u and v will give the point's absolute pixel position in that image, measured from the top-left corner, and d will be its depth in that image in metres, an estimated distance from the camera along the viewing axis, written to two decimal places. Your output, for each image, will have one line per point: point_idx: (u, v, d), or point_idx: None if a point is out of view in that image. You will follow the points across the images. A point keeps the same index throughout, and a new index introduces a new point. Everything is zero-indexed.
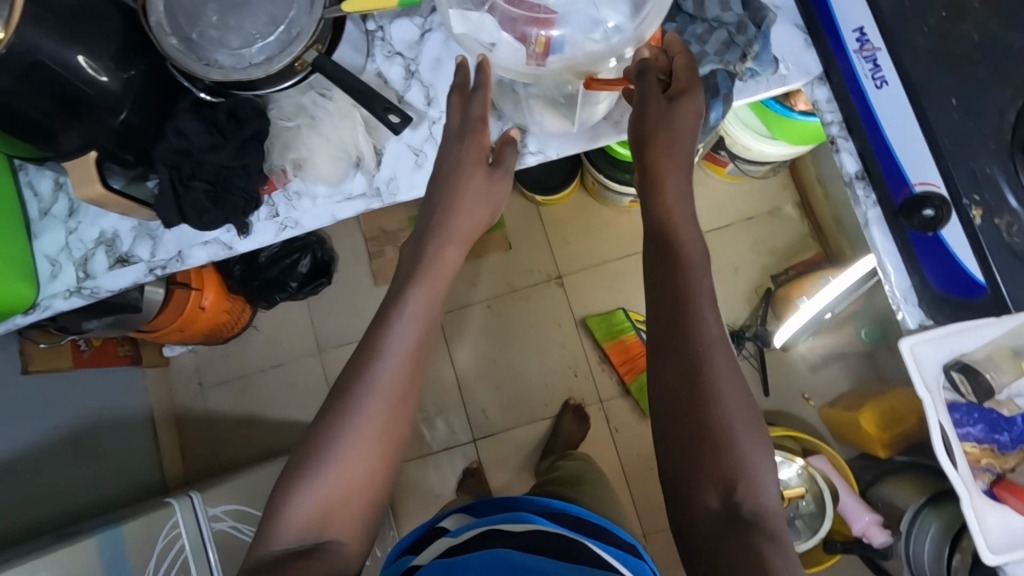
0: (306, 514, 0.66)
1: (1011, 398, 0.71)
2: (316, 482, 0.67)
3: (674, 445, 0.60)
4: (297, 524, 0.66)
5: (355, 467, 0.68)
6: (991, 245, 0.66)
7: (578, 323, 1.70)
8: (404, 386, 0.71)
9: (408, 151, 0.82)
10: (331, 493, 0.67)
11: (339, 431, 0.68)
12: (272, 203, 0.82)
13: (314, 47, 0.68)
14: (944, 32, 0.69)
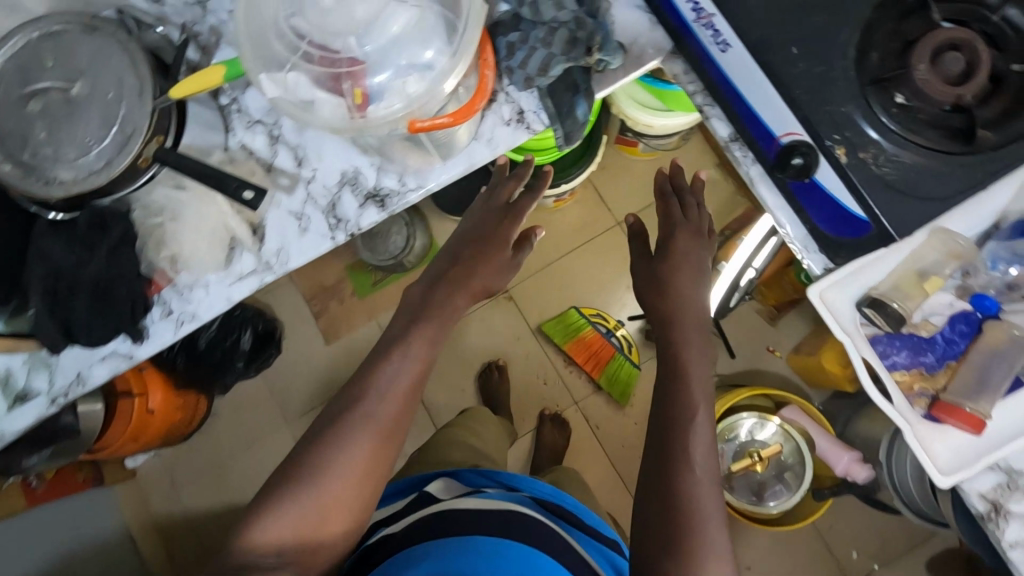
0: (280, 542, 0.64)
1: (927, 318, 0.72)
2: (289, 514, 0.65)
3: (647, 548, 0.67)
4: (278, 543, 0.64)
5: (330, 493, 0.66)
6: (865, 181, 0.66)
7: (535, 331, 1.69)
8: (402, 414, 0.70)
9: (290, 217, 0.80)
10: (303, 520, 0.65)
11: (324, 480, 0.66)
12: (164, 302, 0.79)
13: (155, 140, 0.67)
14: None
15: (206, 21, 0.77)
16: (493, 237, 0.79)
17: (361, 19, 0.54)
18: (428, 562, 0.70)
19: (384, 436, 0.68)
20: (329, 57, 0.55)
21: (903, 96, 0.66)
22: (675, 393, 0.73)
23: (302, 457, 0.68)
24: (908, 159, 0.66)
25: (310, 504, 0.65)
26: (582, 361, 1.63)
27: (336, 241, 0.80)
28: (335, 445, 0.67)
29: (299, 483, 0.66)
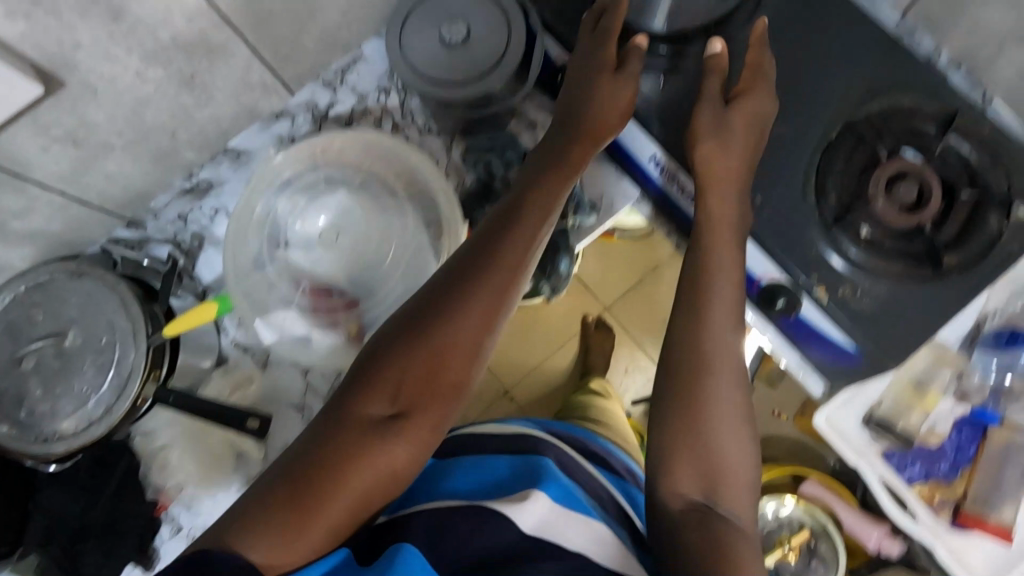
0: (393, 387, 0.52)
1: (932, 427, 0.73)
2: (404, 354, 0.53)
3: (674, 426, 0.58)
4: (390, 400, 0.52)
5: (452, 337, 0.53)
6: (846, 317, 0.67)
7: None
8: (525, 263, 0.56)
9: (293, 410, 0.80)
10: (419, 366, 0.53)
11: (449, 328, 0.53)
12: (172, 517, 0.75)
13: (153, 375, 0.66)
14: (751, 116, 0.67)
15: (189, 229, 0.77)
16: (597, 65, 0.65)
17: (351, 251, 0.64)
18: (449, 477, 0.60)
19: (514, 281, 0.55)
20: (320, 299, 0.63)
21: (867, 227, 0.69)
22: (704, 247, 0.64)
23: (419, 306, 0.55)
24: (882, 291, 0.67)
25: (421, 351, 0.53)
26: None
27: None
28: (449, 291, 0.54)
29: (420, 333, 0.53)
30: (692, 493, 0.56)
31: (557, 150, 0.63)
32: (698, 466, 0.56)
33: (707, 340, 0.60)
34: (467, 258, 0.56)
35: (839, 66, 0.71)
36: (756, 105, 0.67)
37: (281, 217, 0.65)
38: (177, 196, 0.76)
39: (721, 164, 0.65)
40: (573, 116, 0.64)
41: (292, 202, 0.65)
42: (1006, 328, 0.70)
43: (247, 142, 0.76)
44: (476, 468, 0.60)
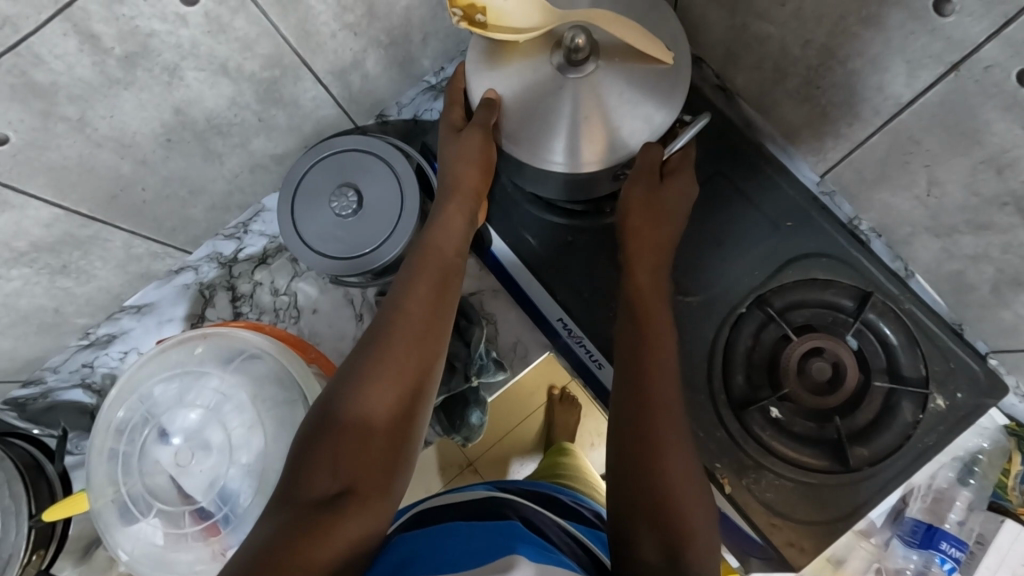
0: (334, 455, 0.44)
1: None
2: (349, 411, 0.46)
3: (638, 492, 0.49)
4: (333, 465, 0.44)
5: (378, 382, 0.48)
6: (750, 510, 0.64)
7: None
8: (440, 286, 0.56)
9: None
10: (357, 421, 0.46)
11: (380, 374, 0.49)
12: None
13: (36, 556, 0.66)
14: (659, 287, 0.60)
15: (96, 372, 0.75)
16: (473, 139, 0.59)
17: (225, 446, 0.57)
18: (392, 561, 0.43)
19: (430, 307, 0.54)
20: (197, 510, 0.56)
21: (778, 410, 0.65)
22: (640, 338, 0.56)
23: (347, 370, 0.50)
24: (788, 481, 0.64)
25: (359, 402, 0.47)
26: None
27: None
28: (375, 339, 0.51)
29: (354, 380, 0.48)
30: (654, 558, 0.45)
31: (451, 203, 0.61)
32: (661, 524, 0.47)
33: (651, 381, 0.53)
34: (383, 314, 0.54)
35: (750, 235, 0.68)
36: (680, 189, 0.62)
37: (154, 411, 0.59)
38: (76, 351, 0.74)
39: (649, 222, 0.61)
40: (472, 152, 0.60)
41: (168, 390, 0.59)
42: (924, 522, 0.67)
43: (147, 296, 0.75)
44: (426, 548, 0.44)
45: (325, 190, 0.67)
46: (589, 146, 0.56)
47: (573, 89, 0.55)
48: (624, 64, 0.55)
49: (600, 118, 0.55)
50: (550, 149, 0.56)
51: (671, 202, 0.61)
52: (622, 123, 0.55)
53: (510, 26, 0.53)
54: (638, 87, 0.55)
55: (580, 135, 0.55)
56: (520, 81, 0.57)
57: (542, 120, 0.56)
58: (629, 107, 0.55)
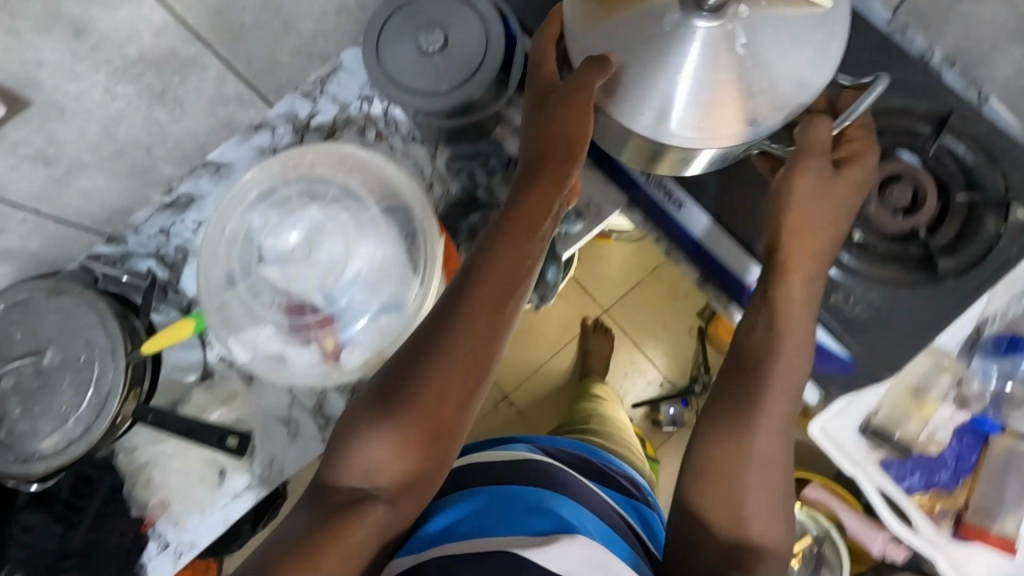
0: (371, 462, 0.48)
1: (932, 435, 0.71)
2: (386, 429, 0.48)
3: (705, 484, 0.54)
4: (367, 473, 0.48)
5: (424, 390, 0.49)
6: (840, 324, 0.65)
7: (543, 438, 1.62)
8: (500, 294, 0.51)
9: (277, 425, 0.78)
10: (398, 436, 0.48)
11: (444, 368, 0.49)
12: (158, 534, 0.76)
13: (133, 395, 0.66)
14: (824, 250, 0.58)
15: (172, 245, 0.75)
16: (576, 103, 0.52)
17: (333, 261, 0.58)
18: (452, 510, 0.57)
19: (490, 318, 0.51)
20: (310, 317, 0.57)
21: (859, 231, 0.67)
22: (772, 339, 0.56)
23: (396, 370, 0.50)
24: (875, 297, 0.65)
25: (406, 408, 0.48)
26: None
27: (327, 439, 0.79)
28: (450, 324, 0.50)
29: (393, 392, 0.49)
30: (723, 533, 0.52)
31: (529, 181, 0.55)
32: (708, 482, 0.53)
33: (755, 406, 0.54)
34: (444, 311, 0.51)
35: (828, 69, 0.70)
36: (852, 173, 0.59)
37: (260, 227, 0.60)
38: (158, 210, 0.74)
39: (801, 232, 0.58)
40: (566, 105, 0.53)
41: (274, 206, 0.60)
42: (1006, 334, 0.69)
43: (226, 155, 0.75)
44: (479, 499, 0.58)
45: (411, 29, 0.68)
46: (715, 112, 0.51)
47: (715, 64, 0.49)
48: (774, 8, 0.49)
49: (740, 77, 0.50)
50: (676, 126, 0.52)
51: (845, 181, 0.58)
52: (763, 87, 0.50)
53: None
54: (787, 21, 0.50)
55: (713, 111, 0.51)
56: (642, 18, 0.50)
57: (666, 89, 0.50)
58: (774, 67, 0.50)
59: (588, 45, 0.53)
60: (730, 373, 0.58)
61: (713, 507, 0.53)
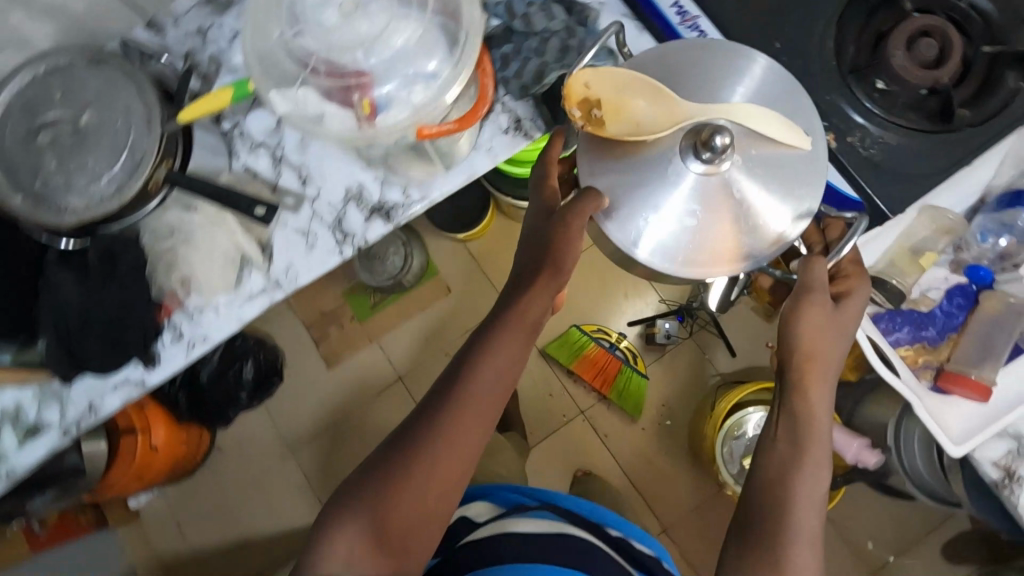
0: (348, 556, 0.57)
1: (925, 293, 0.78)
2: (360, 528, 0.58)
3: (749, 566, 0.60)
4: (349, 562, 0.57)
5: (402, 505, 0.59)
6: (854, 163, 0.71)
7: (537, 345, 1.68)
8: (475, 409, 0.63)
9: (297, 235, 0.81)
10: (376, 526, 0.58)
11: (440, 430, 0.61)
12: (175, 326, 0.80)
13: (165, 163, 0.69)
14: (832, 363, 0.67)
15: (206, 48, 0.76)
16: (573, 219, 0.65)
17: (372, 29, 0.58)
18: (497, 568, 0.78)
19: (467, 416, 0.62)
20: (351, 77, 0.59)
21: (882, 81, 0.72)
22: (799, 459, 0.63)
23: (370, 469, 0.61)
24: (892, 140, 0.71)
25: (385, 503, 0.59)
26: (591, 380, 1.62)
27: (344, 254, 0.81)
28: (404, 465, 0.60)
29: (370, 497, 0.59)
30: None
31: (523, 275, 0.67)
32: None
33: (787, 512, 0.61)
34: (423, 434, 0.61)
35: None
36: (818, 313, 0.66)
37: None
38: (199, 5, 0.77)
39: (819, 410, 0.65)
40: (555, 229, 0.66)
41: None
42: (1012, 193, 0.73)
43: None
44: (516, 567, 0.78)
45: None
46: (721, 250, 0.67)
47: (711, 199, 0.66)
48: (764, 170, 0.67)
49: (737, 210, 0.66)
50: (672, 252, 0.67)
51: (846, 317, 0.68)
52: (755, 220, 0.67)
53: (626, 123, 0.66)
54: (784, 176, 0.67)
55: (717, 240, 0.67)
56: (646, 175, 0.67)
57: (670, 227, 0.66)
58: (765, 206, 0.67)
59: (593, 177, 0.68)
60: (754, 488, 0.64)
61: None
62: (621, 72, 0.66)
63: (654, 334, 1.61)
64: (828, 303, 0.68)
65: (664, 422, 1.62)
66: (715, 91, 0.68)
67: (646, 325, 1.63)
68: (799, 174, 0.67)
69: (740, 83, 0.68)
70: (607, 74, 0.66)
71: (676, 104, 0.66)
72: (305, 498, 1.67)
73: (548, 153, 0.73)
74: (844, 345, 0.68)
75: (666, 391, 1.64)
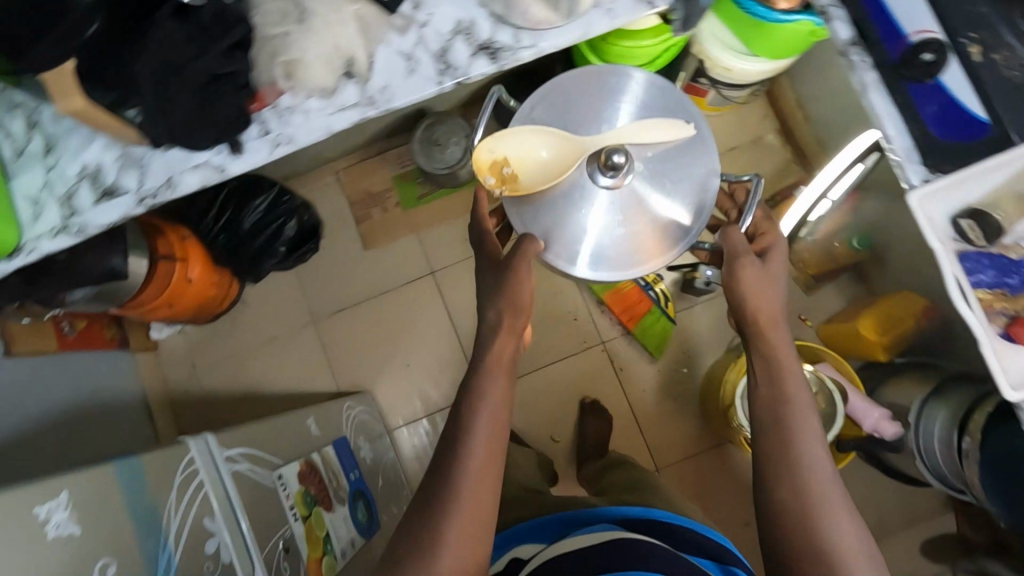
0: (460, 550, 0.73)
1: (1015, 243, 0.80)
2: (457, 510, 0.74)
3: (783, 526, 0.77)
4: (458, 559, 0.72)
5: (465, 473, 0.77)
6: (997, 77, 0.76)
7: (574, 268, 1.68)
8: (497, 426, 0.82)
9: (399, 57, 0.80)
10: (461, 507, 0.75)
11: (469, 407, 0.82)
12: (263, 120, 0.80)
13: None
14: (773, 316, 0.90)
15: None
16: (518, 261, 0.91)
17: None
18: None
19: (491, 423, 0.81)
20: None
21: None
22: (783, 453, 0.80)
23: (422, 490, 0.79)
24: None
25: (455, 501, 0.75)
26: (620, 313, 1.62)
27: (442, 85, 0.80)
28: (465, 407, 0.82)
29: (436, 489, 0.76)
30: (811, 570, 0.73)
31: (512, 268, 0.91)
32: (808, 533, 0.75)
33: (795, 503, 0.77)
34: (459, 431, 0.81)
35: None
36: (749, 269, 0.91)
37: None
38: None
39: (787, 400, 0.83)
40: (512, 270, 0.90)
41: None
42: None
43: None
44: None
45: None
46: (648, 244, 1.07)
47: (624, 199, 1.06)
48: (648, 171, 1.07)
49: (637, 206, 1.07)
50: (623, 257, 1.07)
51: (774, 274, 0.93)
52: (654, 215, 1.09)
53: (533, 173, 1.06)
54: (666, 172, 1.09)
55: (644, 238, 1.08)
56: (569, 200, 1.06)
57: (603, 232, 1.07)
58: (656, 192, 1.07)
59: (527, 218, 1.07)
60: (776, 494, 0.78)
61: (795, 536, 0.75)
62: (517, 136, 1.05)
63: (693, 279, 1.57)
64: (758, 264, 0.92)
65: (682, 368, 1.63)
66: (598, 128, 1.09)
67: (687, 270, 1.60)
68: (681, 159, 1.10)
69: (620, 100, 1.10)
70: (505, 144, 1.06)
71: (570, 142, 1.06)
72: (320, 366, 1.71)
73: (480, 204, 1.04)
74: (778, 293, 0.92)
75: (689, 339, 1.64)
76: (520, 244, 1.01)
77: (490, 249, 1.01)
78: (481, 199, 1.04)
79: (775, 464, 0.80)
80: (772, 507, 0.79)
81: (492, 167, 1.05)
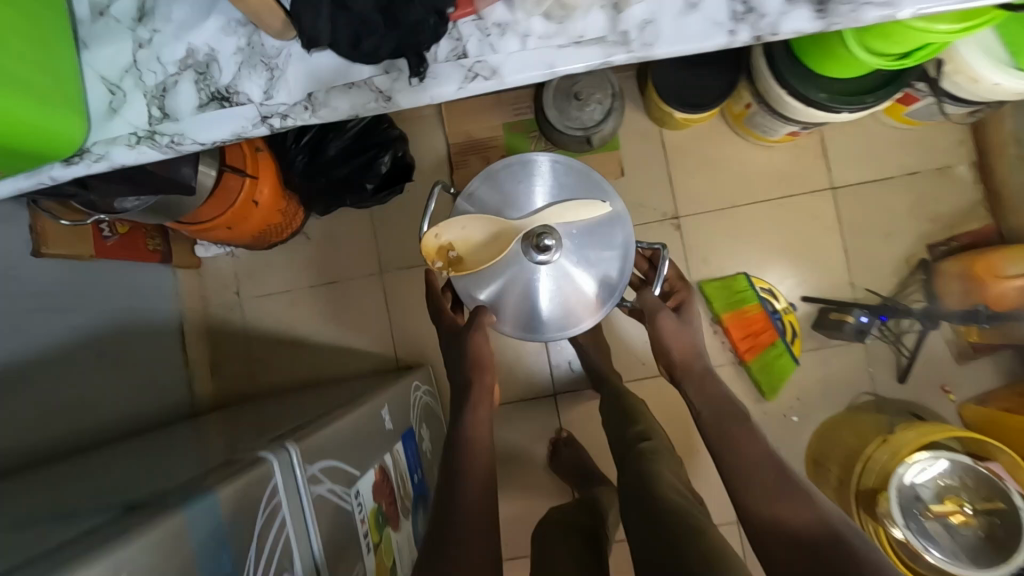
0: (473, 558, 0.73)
1: None
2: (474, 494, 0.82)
3: (764, 491, 0.81)
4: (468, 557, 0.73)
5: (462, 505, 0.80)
6: None
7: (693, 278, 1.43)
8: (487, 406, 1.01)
9: None
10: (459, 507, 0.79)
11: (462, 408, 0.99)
12: (458, 36, 0.54)
13: None
14: (691, 351, 1.10)
15: None
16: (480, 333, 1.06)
17: None
18: None
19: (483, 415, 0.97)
20: None
21: None
22: (731, 442, 0.90)
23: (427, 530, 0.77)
24: None
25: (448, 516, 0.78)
26: (738, 338, 1.39)
27: (734, 38, 0.53)
28: (467, 399, 0.99)
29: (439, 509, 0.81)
30: (808, 516, 0.75)
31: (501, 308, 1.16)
32: (788, 495, 0.79)
33: (780, 498, 0.79)
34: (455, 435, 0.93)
35: None
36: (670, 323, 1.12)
37: None
38: None
39: (692, 364, 1.08)
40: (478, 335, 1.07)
41: None
42: None
43: None
44: None
45: None
46: (583, 311, 1.18)
47: (557, 280, 1.16)
48: (574, 247, 1.16)
49: (574, 285, 1.16)
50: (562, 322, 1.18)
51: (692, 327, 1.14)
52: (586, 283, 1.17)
53: (476, 258, 1.04)
54: (592, 245, 1.17)
55: (580, 308, 1.17)
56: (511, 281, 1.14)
57: (546, 306, 1.17)
58: (582, 267, 1.17)
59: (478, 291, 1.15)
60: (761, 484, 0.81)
61: (785, 495, 0.79)
62: (458, 223, 1.02)
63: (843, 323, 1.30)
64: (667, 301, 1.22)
65: (791, 418, 1.40)
66: (519, 211, 1.15)
67: (837, 309, 1.35)
68: (604, 230, 1.18)
69: (536, 184, 1.17)
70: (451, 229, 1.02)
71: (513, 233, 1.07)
72: (378, 326, 1.49)
73: (434, 288, 1.20)
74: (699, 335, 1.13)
75: (805, 385, 1.41)
76: (475, 318, 1.10)
77: (450, 319, 1.15)
78: (433, 282, 1.20)
79: (724, 437, 0.92)
80: (750, 474, 0.83)
81: (439, 252, 1.02)
